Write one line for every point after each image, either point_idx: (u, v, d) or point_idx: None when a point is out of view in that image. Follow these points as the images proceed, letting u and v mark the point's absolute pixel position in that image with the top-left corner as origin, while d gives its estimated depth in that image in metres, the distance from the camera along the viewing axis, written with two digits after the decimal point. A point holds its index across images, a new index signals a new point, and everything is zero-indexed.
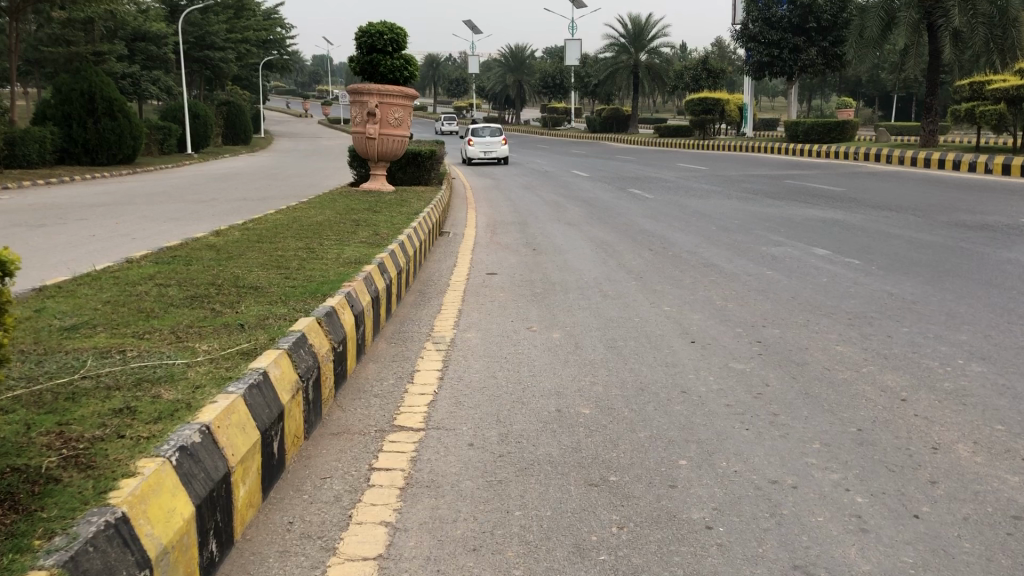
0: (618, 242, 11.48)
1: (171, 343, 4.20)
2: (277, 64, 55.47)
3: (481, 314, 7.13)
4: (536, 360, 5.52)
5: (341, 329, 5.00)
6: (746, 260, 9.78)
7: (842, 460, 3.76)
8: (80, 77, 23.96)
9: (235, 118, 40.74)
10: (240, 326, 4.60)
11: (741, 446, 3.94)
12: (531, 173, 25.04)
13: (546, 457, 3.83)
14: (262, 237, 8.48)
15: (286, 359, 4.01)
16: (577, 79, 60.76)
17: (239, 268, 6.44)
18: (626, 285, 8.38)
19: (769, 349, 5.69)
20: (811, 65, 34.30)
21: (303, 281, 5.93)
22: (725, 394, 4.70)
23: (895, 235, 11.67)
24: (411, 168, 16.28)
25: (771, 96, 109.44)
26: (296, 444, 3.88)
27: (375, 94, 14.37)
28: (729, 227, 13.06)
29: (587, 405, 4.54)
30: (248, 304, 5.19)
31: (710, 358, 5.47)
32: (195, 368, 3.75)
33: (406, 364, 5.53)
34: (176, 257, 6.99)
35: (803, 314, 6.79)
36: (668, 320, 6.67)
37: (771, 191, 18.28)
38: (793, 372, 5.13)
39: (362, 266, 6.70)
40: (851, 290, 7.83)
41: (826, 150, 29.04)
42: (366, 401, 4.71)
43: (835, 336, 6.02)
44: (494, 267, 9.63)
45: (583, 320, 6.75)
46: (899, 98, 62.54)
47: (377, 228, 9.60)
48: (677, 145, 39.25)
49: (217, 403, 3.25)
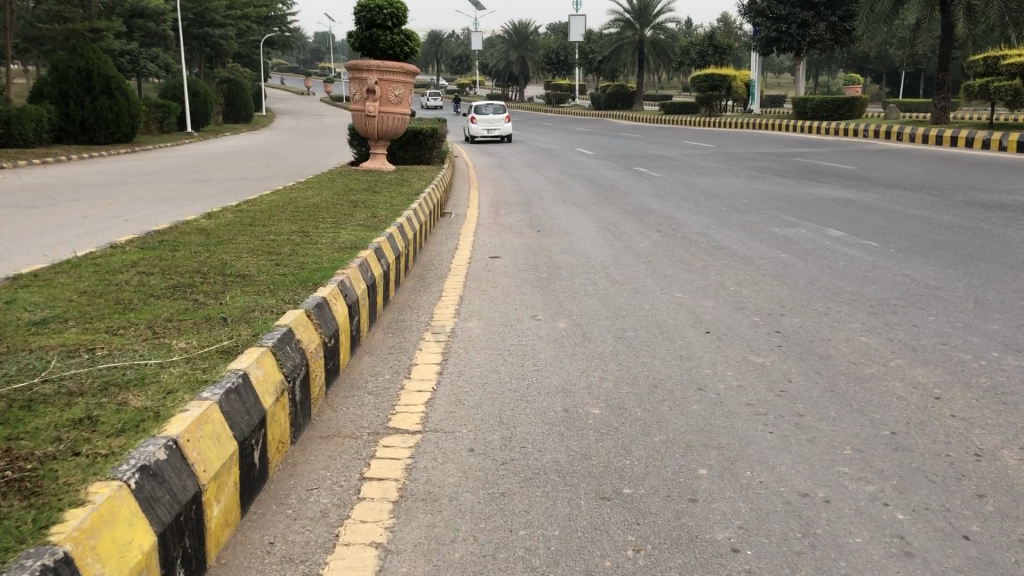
0: (625, 223, 11.12)
1: (146, 340, 3.88)
2: (278, 40, 54.85)
3: (483, 301, 6.80)
4: (541, 352, 5.20)
5: (333, 321, 4.66)
6: (759, 242, 9.44)
7: (876, 469, 3.44)
8: (77, 54, 23.49)
9: (236, 96, 40.28)
10: (222, 320, 4.27)
11: (765, 453, 3.63)
12: (534, 151, 24.61)
13: (553, 465, 3.52)
14: (255, 220, 8.15)
15: (270, 356, 3.70)
16: (580, 55, 60.07)
17: (228, 254, 6.12)
18: (634, 269, 8.04)
19: (789, 341, 5.37)
20: (820, 40, 33.72)
21: (295, 269, 5.60)
22: (744, 393, 4.38)
23: (911, 215, 11.31)
24: (413, 146, 15.91)
25: (777, 74, 108.54)
26: (281, 450, 3.57)
27: (374, 69, 13.97)
28: (739, 206, 12.69)
29: (596, 404, 4.22)
30: (232, 295, 4.85)
31: (726, 350, 5.15)
32: (168, 370, 3.44)
33: (404, 356, 5.21)
34: (163, 242, 6.67)
35: (822, 301, 6.45)
36: (681, 307, 6.34)
37: (779, 170, 17.88)
38: (816, 367, 4.81)
39: (358, 251, 6.37)
40: (870, 275, 7.48)
41: (834, 127, 28.57)
42: (359, 399, 4.40)
43: (857, 327, 5.69)
44: (497, 250, 9.29)
45: (590, 307, 6.43)
46: (906, 74, 61.79)
47: (375, 209, 9.26)
48: (683, 122, 38.73)
49: (189, 412, 2.94)
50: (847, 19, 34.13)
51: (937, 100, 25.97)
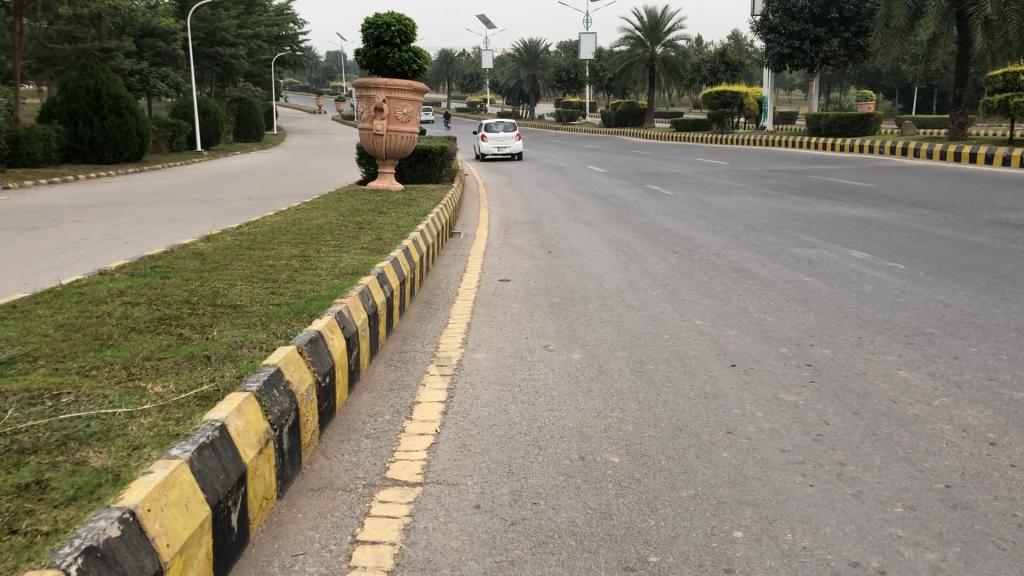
0: (640, 244, 10.75)
1: (120, 383, 3.52)
2: (289, 59, 54.89)
3: (492, 328, 6.42)
4: (554, 388, 4.82)
5: (328, 357, 4.29)
6: (780, 264, 9.05)
7: (934, 532, 3.05)
8: (87, 74, 23.39)
9: (247, 115, 40.15)
10: (205, 359, 3.91)
11: (808, 508, 3.27)
12: (545, 169, 24.31)
13: (569, 526, 3.16)
14: (254, 243, 7.81)
15: (254, 403, 3.33)
16: (590, 72, 59.90)
17: (222, 282, 5.76)
18: (650, 293, 7.66)
19: (822, 375, 4.97)
20: (834, 56, 33.38)
21: (291, 298, 5.24)
22: (778, 437, 4.00)
23: (936, 235, 10.91)
24: (421, 165, 15.58)
25: (788, 91, 108.34)
26: (264, 508, 3.21)
27: (382, 87, 13.61)
28: (756, 226, 12.30)
29: (616, 451, 3.85)
30: (220, 328, 4.49)
31: (755, 386, 4.76)
32: (137, 420, 3.07)
33: (405, 393, 4.82)
34: (155, 268, 6.32)
35: (853, 330, 6.06)
36: (703, 337, 5.96)
37: (795, 187, 17.50)
38: (854, 406, 4.42)
39: (360, 278, 6.00)
40: (900, 300, 7.09)
41: (849, 143, 28.21)
42: (355, 445, 4.02)
43: (894, 358, 5.29)
44: (507, 272, 8.92)
45: (606, 336, 6.04)
46: (919, 90, 61.45)
47: (380, 231, 8.92)
48: (695, 139, 38.42)
49: (153, 475, 2.57)
50: (861, 35, 33.81)
51: (954, 116, 25.57)
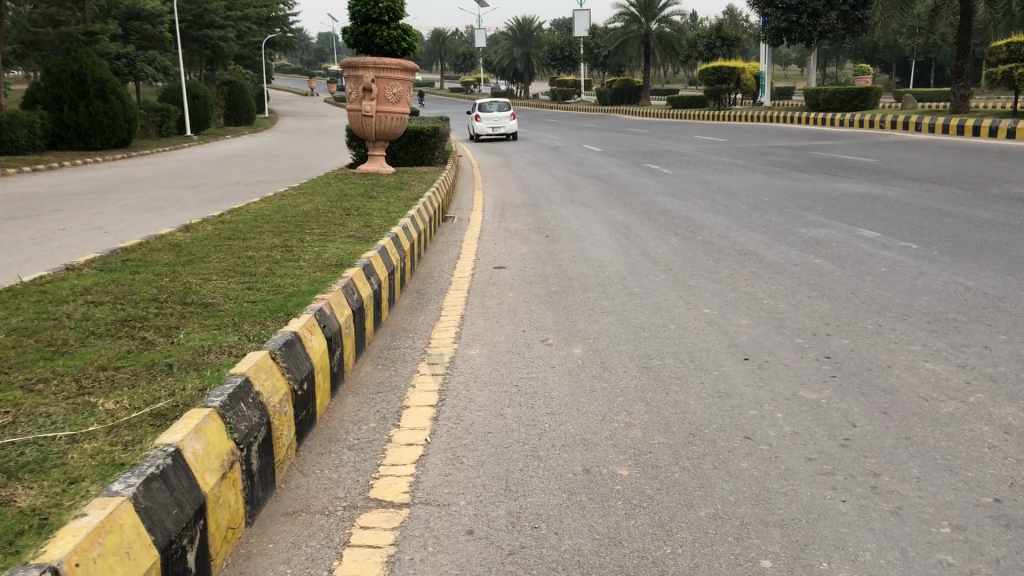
0: (640, 226, 10.36)
1: (66, 399, 3.13)
2: (279, 41, 54.08)
3: (487, 321, 6.03)
4: (554, 388, 4.45)
5: (305, 362, 3.90)
6: (787, 246, 8.68)
7: (988, 559, 2.69)
8: (71, 58, 22.73)
9: (237, 98, 39.54)
10: (166, 367, 3.52)
11: (842, 530, 2.90)
12: (541, 148, 23.84)
13: (575, 556, 2.79)
14: (235, 232, 7.41)
15: (216, 420, 2.95)
16: (584, 50, 59.29)
17: (195, 277, 5.36)
18: (654, 279, 7.28)
19: (844, 369, 4.61)
20: (832, 30, 32.87)
21: (268, 294, 4.85)
22: (800, 443, 3.64)
23: (946, 211, 10.54)
24: (413, 147, 15.16)
25: (782, 65, 107.74)
26: (230, 539, 2.84)
27: (370, 66, 13.23)
28: (759, 205, 11.93)
29: (624, 463, 3.48)
30: (187, 331, 4.10)
31: (771, 383, 4.39)
32: (77, 446, 2.68)
33: (393, 396, 4.44)
34: (126, 262, 5.93)
35: (871, 317, 5.68)
36: (712, 327, 5.59)
37: (797, 164, 17.09)
38: (881, 404, 4.05)
39: (344, 270, 5.61)
40: (918, 282, 6.72)
41: (849, 118, 27.79)
42: (336, 458, 3.65)
43: (919, 349, 4.92)
44: (503, 259, 8.53)
45: (608, 328, 5.66)
46: (915, 63, 60.88)
47: (368, 218, 8.51)
48: (691, 117, 37.92)
49: (87, 517, 2.19)
50: (859, 8, 33.32)
51: (955, 89, 25.11)
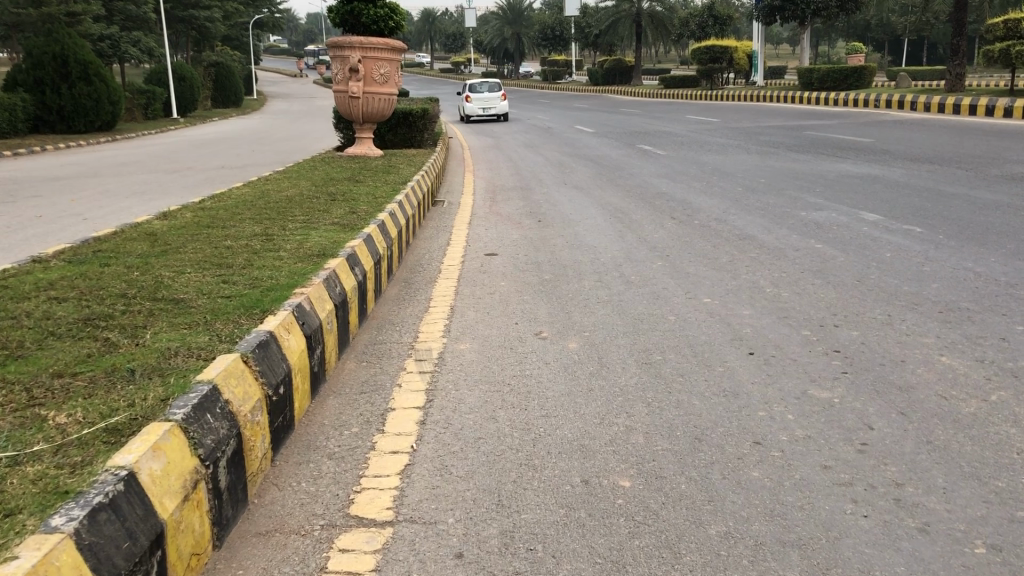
0: (634, 209, 10.08)
1: (14, 412, 2.85)
2: (267, 21, 53.34)
3: (477, 313, 5.75)
4: (549, 387, 4.17)
5: (281, 363, 3.62)
6: (787, 229, 8.42)
7: None
8: (53, 39, 22.22)
9: (224, 79, 39.00)
10: (128, 372, 3.24)
11: (866, 552, 2.64)
12: (532, 129, 23.50)
13: None
14: (214, 220, 7.12)
15: (178, 435, 2.67)
16: (576, 30, 58.71)
17: (168, 270, 5.07)
18: (650, 266, 7.02)
19: (856, 364, 4.35)
20: (825, 8, 32.52)
21: (245, 289, 4.56)
22: (814, 448, 3.38)
23: (948, 192, 10.28)
24: (401, 129, 14.84)
25: (775, 44, 107.36)
26: (194, 567, 2.57)
27: (357, 47, 12.84)
28: (755, 187, 11.66)
29: (626, 473, 3.21)
30: (155, 331, 3.82)
31: (779, 380, 4.13)
32: (18, 470, 2.41)
33: (378, 397, 4.17)
34: (98, 254, 5.63)
35: (880, 307, 5.43)
36: (713, 318, 5.33)
37: (792, 144, 16.83)
38: (898, 404, 3.80)
39: (327, 261, 5.32)
40: (925, 268, 6.47)
41: (843, 98, 27.50)
42: (315, 469, 3.38)
43: (932, 342, 4.66)
44: (493, 245, 8.25)
45: (605, 319, 5.40)
46: (907, 42, 60.63)
47: (355, 203, 8.23)
48: (684, 96, 37.57)
49: (17, 562, 1.91)
50: None
51: (951, 67, 24.80)
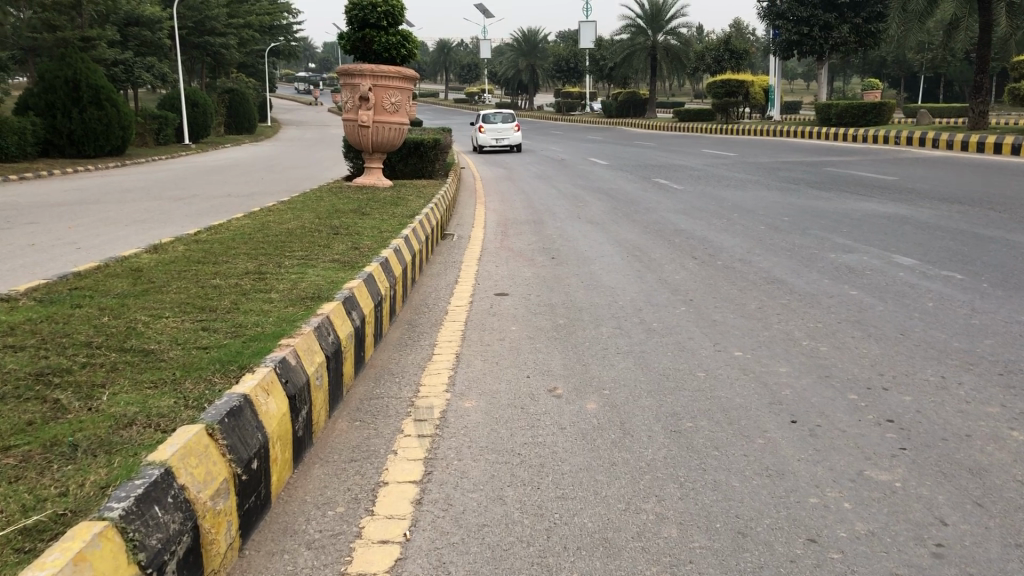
0: (654, 247, 9.58)
1: None
2: (283, 49, 53.31)
3: (485, 363, 5.25)
4: (565, 460, 3.65)
5: (255, 432, 3.11)
6: (818, 273, 7.91)
7: None
8: (65, 63, 21.98)
9: (238, 106, 38.77)
10: (68, 448, 2.73)
11: None
12: (546, 161, 23.10)
13: None
14: (207, 255, 6.65)
15: (112, 538, 2.16)
16: (590, 63, 58.63)
17: (146, 314, 4.58)
18: (674, 312, 6.51)
19: (916, 438, 3.81)
20: (844, 43, 32.17)
21: (225, 340, 4.05)
22: (881, 549, 2.85)
23: (984, 235, 9.75)
24: (413, 159, 14.40)
25: (790, 78, 107.62)
26: None
27: (368, 74, 12.40)
28: (780, 225, 11.15)
29: None
30: (114, 391, 3.32)
31: (830, 458, 3.60)
32: None
33: (369, 467, 3.65)
34: (72, 293, 5.14)
35: (933, 366, 4.90)
36: (748, 376, 4.80)
37: (813, 180, 16.34)
38: (971, 492, 3.26)
39: (321, 305, 4.83)
40: (975, 321, 5.94)
41: (862, 133, 27.01)
42: (289, 562, 2.86)
43: (997, 412, 4.12)
44: (504, 283, 7.76)
45: (626, 374, 4.89)
46: (922, 79, 60.34)
47: (358, 238, 7.77)
48: (699, 130, 37.16)
49: None
50: (873, 21, 32.54)
51: (973, 105, 24.33)
